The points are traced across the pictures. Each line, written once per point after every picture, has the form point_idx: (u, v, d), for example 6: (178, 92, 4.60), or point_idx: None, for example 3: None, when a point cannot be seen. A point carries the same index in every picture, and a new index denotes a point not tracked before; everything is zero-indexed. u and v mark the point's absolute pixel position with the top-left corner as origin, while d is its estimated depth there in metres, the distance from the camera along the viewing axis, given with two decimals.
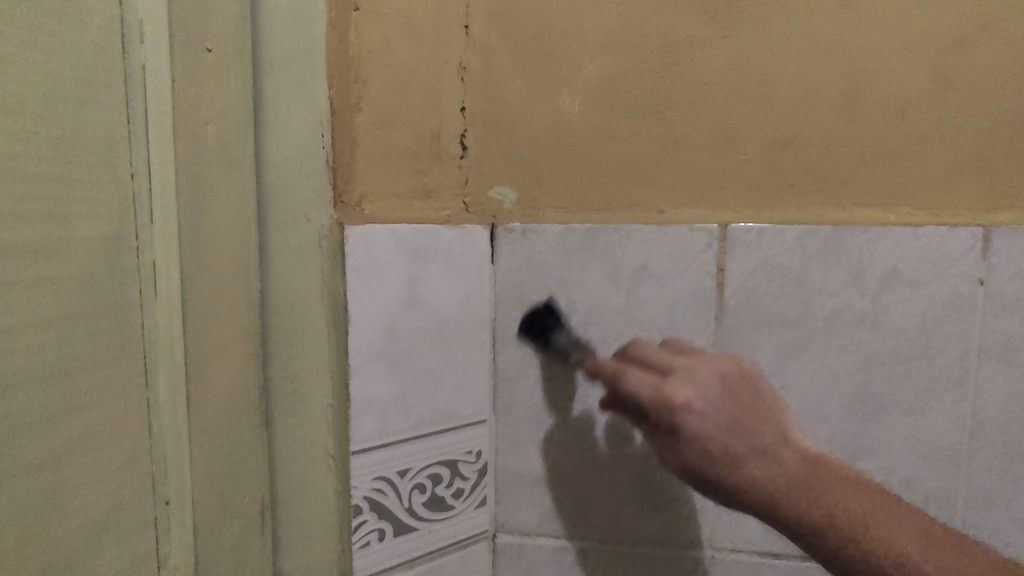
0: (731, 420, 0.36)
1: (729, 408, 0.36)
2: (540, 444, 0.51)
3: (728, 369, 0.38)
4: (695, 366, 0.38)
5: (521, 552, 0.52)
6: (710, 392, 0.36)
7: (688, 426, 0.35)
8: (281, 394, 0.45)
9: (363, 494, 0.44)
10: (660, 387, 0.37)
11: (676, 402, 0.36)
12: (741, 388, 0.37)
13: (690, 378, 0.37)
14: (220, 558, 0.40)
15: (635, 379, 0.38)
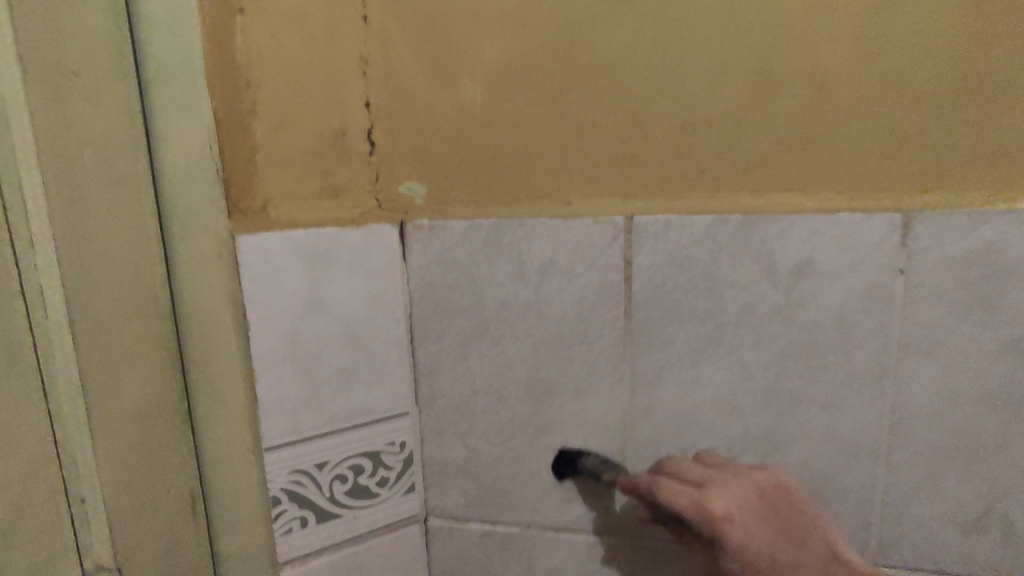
0: (776, 531, 0.40)
1: (768, 525, 0.40)
2: (463, 435, 0.52)
3: (762, 481, 0.42)
4: (730, 480, 0.41)
5: (451, 534, 0.54)
6: (745, 508, 0.40)
7: (731, 537, 0.39)
8: (203, 395, 0.47)
9: (280, 486, 0.48)
10: (701, 500, 0.39)
11: (715, 512, 0.39)
12: None
13: (737, 493, 0.40)
14: (144, 545, 0.44)
15: (668, 488, 0.41)
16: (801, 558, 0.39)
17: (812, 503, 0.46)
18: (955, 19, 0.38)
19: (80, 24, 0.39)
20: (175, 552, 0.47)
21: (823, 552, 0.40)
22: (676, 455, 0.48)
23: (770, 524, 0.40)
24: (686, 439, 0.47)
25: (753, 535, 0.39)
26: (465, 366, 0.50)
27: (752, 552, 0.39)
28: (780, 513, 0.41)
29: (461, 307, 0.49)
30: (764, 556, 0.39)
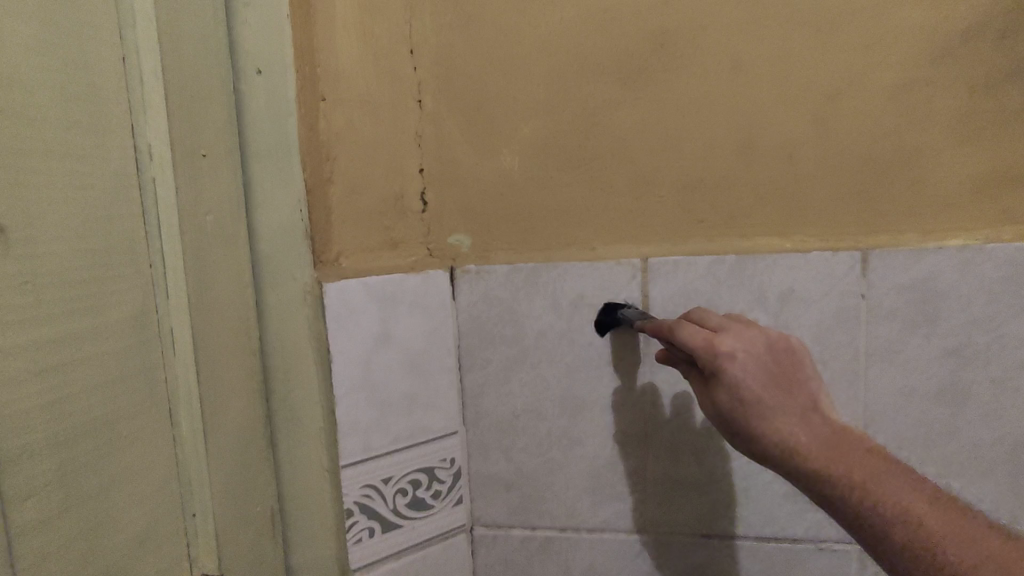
0: (767, 375, 0.40)
1: (762, 369, 0.40)
2: (505, 449, 0.60)
3: (779, 338, 0.42)
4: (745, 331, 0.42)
5: (494, 540, 0.61)
6: (756, 350, 0.41)
7: (728, 369, 0.40)
8: (284, 419, 0.54)
9: (354, 500, 0.54)
10: (713, 339, 0.41)
11: (723, 349, 0.41)
12: (776, 362, 0.41)
13: (752, 338, 0.41)
14: (242, 556, 0.51)
15: (689, 331, 0.42)
16: (798, 418, 0.39)
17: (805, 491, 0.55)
18: (889, 103, 0.51)
19: (208, 115, 0.48)
20: (260, 565, 0.53)
21: (821, 431, 0.39)
22: (691, 456, 0.57)
23: (773, 377, 0.40)
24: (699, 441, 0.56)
25: (750, 376, 0.40)
26: (508, 387, 0.59)
27: (753, 397, 0.39)
28: (784, 368, 0.41)
29: (504, 338, 0.58)
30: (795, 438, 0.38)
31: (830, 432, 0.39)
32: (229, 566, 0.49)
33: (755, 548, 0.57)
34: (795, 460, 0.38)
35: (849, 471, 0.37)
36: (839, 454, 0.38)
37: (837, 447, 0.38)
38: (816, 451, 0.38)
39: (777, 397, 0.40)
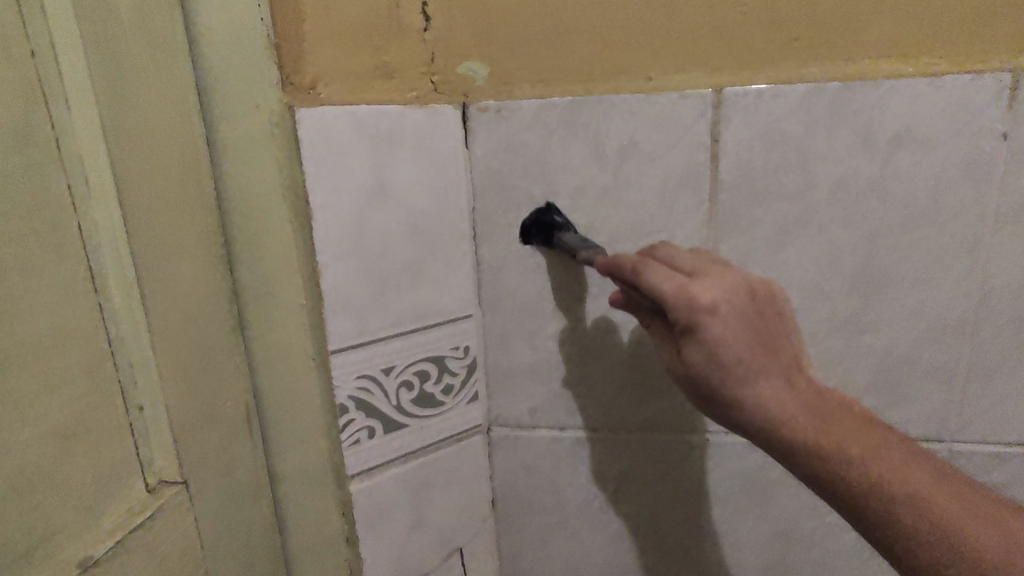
0: (751, 333, 0.32)
1: (748, 326, 0.32)
2: (532, 336, 0.50)
3: (757, 282, 0.33)
4: (723, 274, 0.34)
5: (515, 443, 0.52)
6: (736, 303, 0.32)
7: (700, 338, 0.32)
8: (254, 298, 0.43)
9: (347, 394, 0.44)
10: (686, 285, 0.32)
11: (700, 303, 0.32)
12: (767, 303, 0.33)
13: (729, 286, 0.33)
14: (211, 461, 0.40)
15: (658, 275, 0.33)
16: (767, 365, 0.32)
17: (896, 385, 0.46)
18: None
19: None
20: (235, 472, 0.43)
21: (814, 400, 0.32)
22: None
23: (755, 330, 0.32)
24: None
25: (733, 338, 0.32)
26: (535, 261, 0.48)
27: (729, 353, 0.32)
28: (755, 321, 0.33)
29: (531, 198, 0.46)
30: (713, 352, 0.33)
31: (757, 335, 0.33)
32: (192, 472, 0.39)
33: None
34: (774, 433, 0.32)
35: (846, 440, 0.31)
36: (822, 420, 0.32)
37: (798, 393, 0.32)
38: (804, 419, 0.32)
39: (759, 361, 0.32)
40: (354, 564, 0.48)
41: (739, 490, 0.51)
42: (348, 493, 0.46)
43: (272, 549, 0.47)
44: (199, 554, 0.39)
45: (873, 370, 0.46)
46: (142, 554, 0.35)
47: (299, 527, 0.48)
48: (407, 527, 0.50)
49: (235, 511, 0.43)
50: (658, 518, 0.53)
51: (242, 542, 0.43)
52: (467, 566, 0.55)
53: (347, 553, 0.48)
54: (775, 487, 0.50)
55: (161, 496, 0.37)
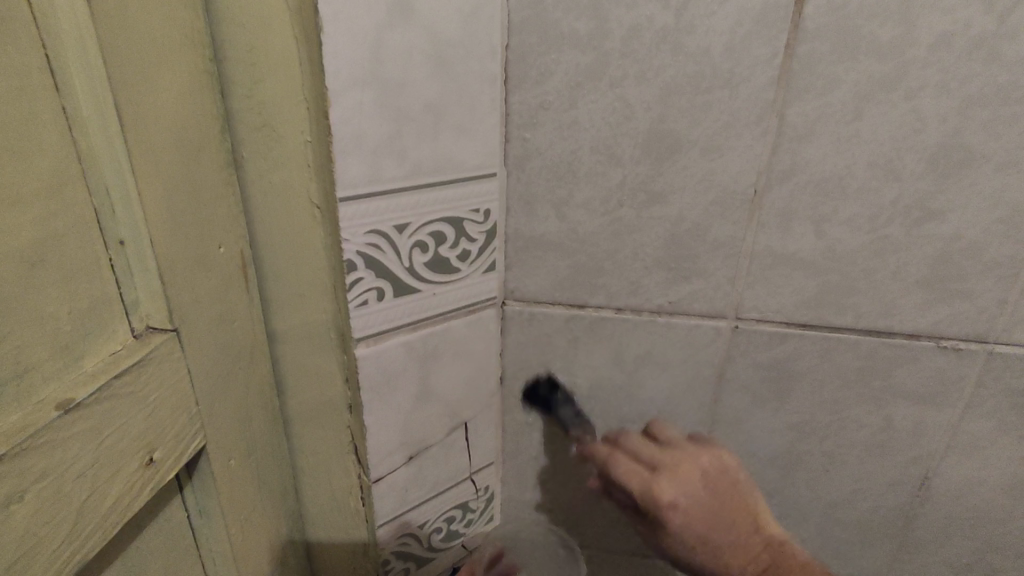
0: (710, 515, 0.43)
1: (705, 505, 0.43)
2: (560, 205, 0.45)
3: (712, 468, 0.45)
4: (681, 462, 0.45)
5: (531, 319, 0.49)
6: (693, 490, 0.43)
7: (671, 521, 0.42)
8: (250, 130, 0.37)
9: (356, 250, 0.40)
10: (650, 482, 0.43)
11: (663, 500, 0.42)
12: (718, 484, 0.44)
13: (690, 485, 0.43)
14: (204, 310, 0.36)
15: (623, 469, 0.45)
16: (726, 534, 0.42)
17: (951, 279, 0.43)
18: None
19: None
20: (230, 326, 0.39)
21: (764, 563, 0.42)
22: (809, 225, 0.43)
23: (712, 510, 0.43)
24: (825, 206, 0.42)
25: (692, 522, 0.42)
26: (572, 116, 0.42)
27: (695, 532, 0.42)
28: (710, 483, 0.44)
29: (575, 38, 0.40)
30: (636, 482, 0.44)
31: (660, 469, 0.44)
32: (183, 320, 0.34)
33: (860, 343, 0.46)
34: None
35: None
36: None
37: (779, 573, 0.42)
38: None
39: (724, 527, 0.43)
40: (357, 429, 0.46)
41: (760, 379, 0.49)
42: (354, 356, 0.43)
43: (270, 408, 0.45)
44: (195, 408, 0.36)
45: (930, 261, 0.42)
46: (133, 401, 0.31)
47: (298, 389, 0.46)
48: (413, 397, 0.47)
49: (230, 367, 0.39)
50: (673, 403, 0.51)
51: (238, 399, 0.41)
52: (471, 441, 0.53)
53: (349, 418, 0.46)
54: (798, 380, 0.48)
55: (149, 343, 0.32)
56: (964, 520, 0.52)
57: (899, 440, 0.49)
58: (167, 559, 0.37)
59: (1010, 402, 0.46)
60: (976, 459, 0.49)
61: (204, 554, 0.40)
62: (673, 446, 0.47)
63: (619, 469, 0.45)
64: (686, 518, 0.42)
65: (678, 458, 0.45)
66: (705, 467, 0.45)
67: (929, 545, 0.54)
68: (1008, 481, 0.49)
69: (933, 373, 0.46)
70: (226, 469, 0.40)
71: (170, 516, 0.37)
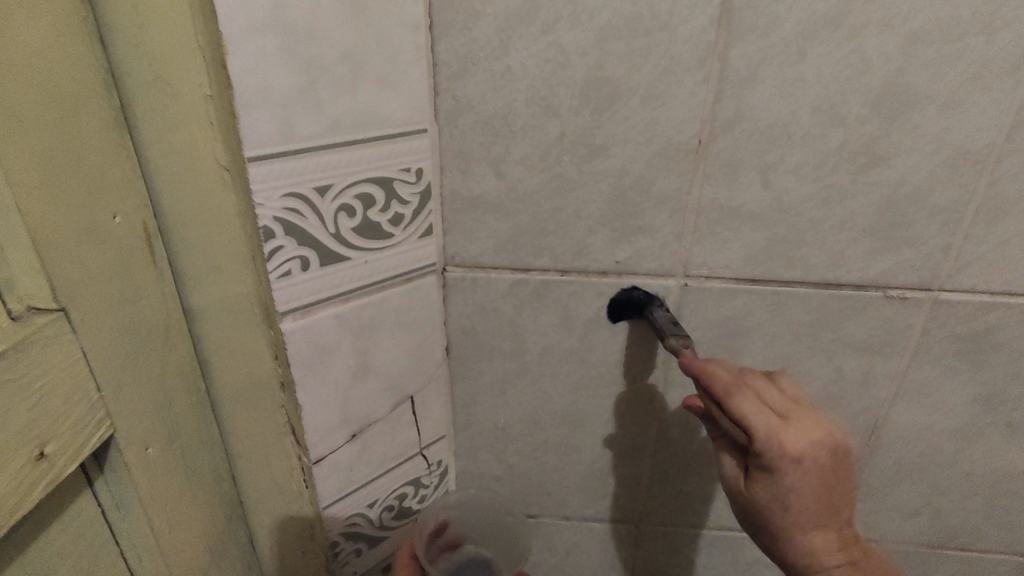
0: (822, 492, 0.38)
1: (817, 480, 0.38)
2: (498, 162, 0.42)
3: (844, 444, 0.39)
4: (810, 459, 0.37)
5: (474, 285, 0.47)
6: (817, 461, 0.37)
7: (784, 467, 0.37)
8: (141, 88, 0.33)
9: (273, 216, 0.36)
10: (778, 430, 0.37)
11: (792, 452, 0.37)
12: (840, 464, 0.39)
13: (817, 439, 0.37)
14: (100, 289, 0.32)
15: (748, 411, 0.37)
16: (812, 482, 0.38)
17: (896, 227, 0.42)
18: None
19: None
20: (137, 305, 0.35)
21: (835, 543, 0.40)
22: (755, 176, 0.41)
23: (823, 484, 0.38)
24: (772, 154, 0.40)
25: (801, 487, 0.38)
26: (505, 65, 0.39)
27: (793, 498, 0.38)
28: (830, 469, 0.38)
29: None
30: (760, 424, 0.37)
31: (783, 415, 0.38)
32: (74, 299, 0.31)
33: (808, 296, 0.45)
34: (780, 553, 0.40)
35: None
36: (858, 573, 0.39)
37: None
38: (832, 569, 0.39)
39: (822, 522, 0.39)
40: (291, 408, 0.43)
41: (711, 338, 0.48)
42: (280, 332, 0.40)
43: (195, 395, 0.41)
44: (98, 395, 0.32)
45: (877, 209, 0.42)
46: (12, 392, 0.27)
47: (225, 372, 0.42)
48: (352, 372, 0.45)
49: (140, 350, 0.36)
50: (625, 365, 0.50)
51: (153, 385, 0.37)
52: (419, 415, 0.51)
53: (284, 397, 0.43)
54: (748, 337, 0.47)
55: (31, 326, 0.28)
56: (913, 467, 0.52)
57: (848, 392, 0.49)
58: (81, 555, 0.34)
59: (955, 348, 0.46)
60: (922, 406, 0.49)
61: (127, 552, 0.37)
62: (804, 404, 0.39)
63: (742, 403, 0.37)
64: (789, 486, 0.37)
65: (804, 409, 0.39)
66: (834, 439, 0.38)
67: (880, 492, 0.54)
68: (953, 426, 0.50)
69: (880, 323, 0.46)
70: (145, 460, 0.37)
71: (80, 512, 0.34)
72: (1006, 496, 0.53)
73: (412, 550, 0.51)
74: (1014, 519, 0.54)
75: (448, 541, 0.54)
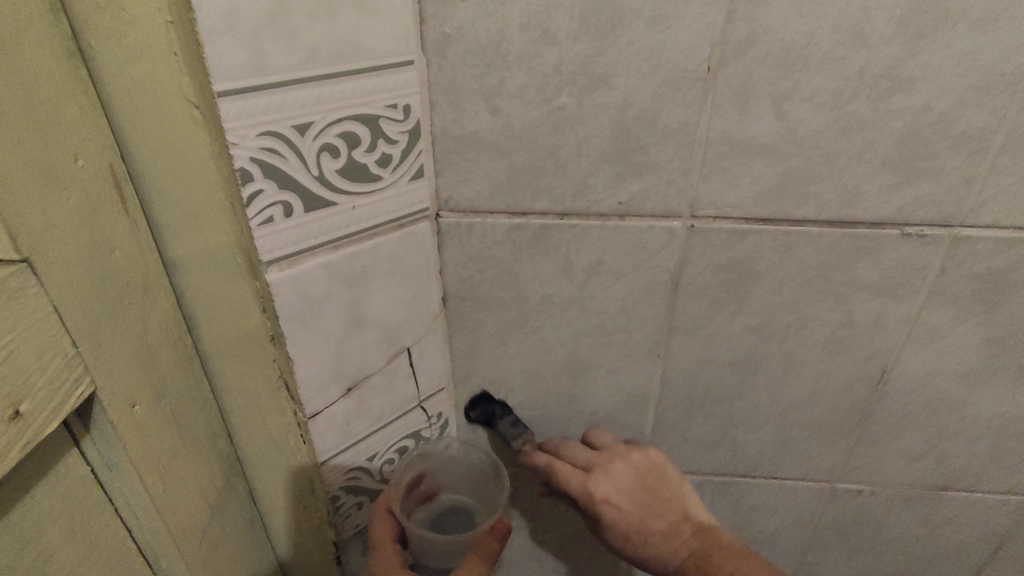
0: (643, 504, 0.48)
1: (636, 500, 0.48)
2: (492, 96, 0.39)
3: (641, 462, 0.49)
4: (612, 463, 0.49)
5: (469, 232, 0.44)
6: (621, 474, 0.48)
7: (607, 514, 0.47)
8: (91, 11, 0.29)
9: (249, 156, 0.34)
10: (587, 485, 0.48)
11: (597, 492, 0.47)
12: (648, 476, 0.49)
13: (620, 479, 0.48)
14: (65, 237, 0.30)
15: (564, 473, 0.49)
16: (658, 523, 0.47)
17: (917, 158, 0.39)
18: None
19: None
20: (112, 256, 0.33)
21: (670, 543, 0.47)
22: (767, 106, 0.38)
23: (642, 498, 0.48)
24: (787, 80, 0.37)
25: (621, 502, 0.47)
26: None
27: (625, 525, 0.47)
28: (645, 484, 0.49)
29: None
30: (574, 483, 0.48)
31: (589, 461, 0.49)
32: (37, 248, 0.28)
33: (822, 236, 0.43)
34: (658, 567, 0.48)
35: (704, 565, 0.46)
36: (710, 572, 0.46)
37: (693, 550, 0.47)
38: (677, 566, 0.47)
39: (655, 518, 0.47)
40: (284, 363, 0.42)
41: (718, 282, 0.46)
42: (267, 284, 0.38)
43: (181, 349, 0.40)
44: (72, 350, 0.31)
45: (897, 139, 0.39)
46: None
47: (211, 326, 0.40)
48: (344, 324, 0.43)
49: (116, 303, 0.34)
50: (628, 312, 0.48)
51: (134, 340, 0.35)
52: (417, 368, 0.50)
53: (274, 351, 0.41)
54: (757, 279, 0.45)
55: None
56: (921, 410, 0.51)
57: (859, 335, 0.47)
58: (73, 514, 0.33)
59: (971, 288, 0.45)
60: (934, 349, 0.48)
61: (121, 508, 0.36)
62: (615, 448, 0.51)
63: (554, 463, 0.50)
64: (610, 501, 0.47)
65: (610, 457, 0.50)
66: (637, 462, 0.49)
67: (885, 436, 0.53)
68: (965, 369, 0.49)
69: (896, 263, 0.44)
70: (132, 418, 0.35)
71: (67, 472, 0.33)
72: (1011, 438, 0.53)
73: (388, 504, 0.50)
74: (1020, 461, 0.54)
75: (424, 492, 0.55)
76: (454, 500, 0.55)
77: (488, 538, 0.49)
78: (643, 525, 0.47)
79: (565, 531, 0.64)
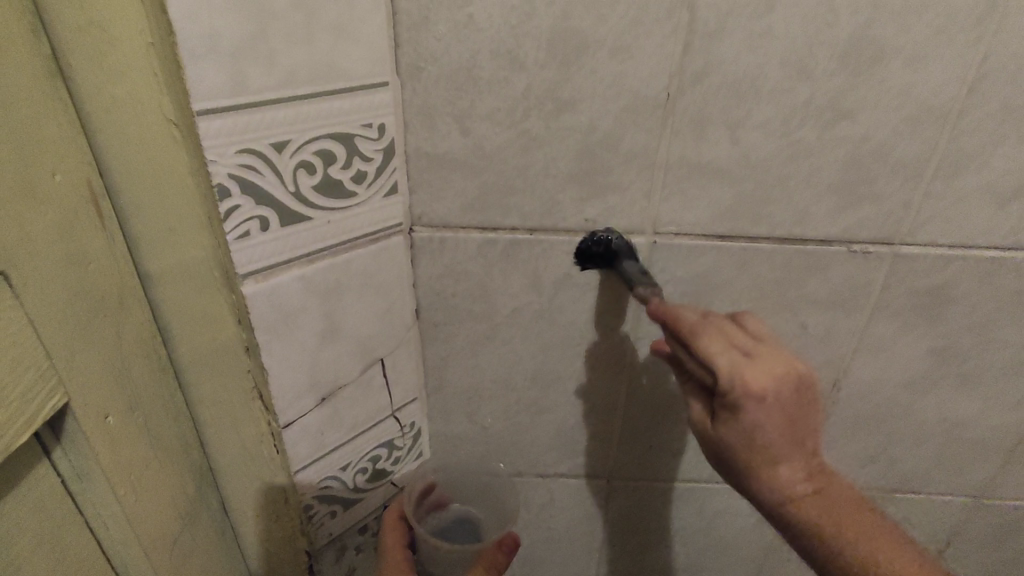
0: (785, 423, 0.38)
1: (784, 411, 0.38)
2: (464, 118, 0.41)
3: (806, 376, 0.38)
4: (771, 357, 0.38)
5: (442, 246, 0.46)
6: (782, 395, 0.37)
7: (748, 410, 0.37)
8: (71, 31, 0.30)
9: (227, 173, 0.35)
10: (742, 370, 0.37)
11: (751, 389, 0.37)
12: (805, 390, 0.38)
13: (781, 376, 0.37)
14: (40, 251, 0.30)
15: (709, 348, 0.38)
16: (787, 459, 0.39)
17: (859, 182, 0.42)
18: None
19: None
20: (89, 268, 0.34)
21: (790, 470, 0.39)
22: (723, 131, 0.41)
23: (789, 415, 0.38)
24: (740, 109, 0.40)
25: (767, 420, 0.37)
26: (468, 14, 0.37)
27: (762, 434, 0.38)
28: (794, 405, 0.38)
29: None
30: (721, 362, 0.37)
31: (742, 350, 0.38)
32: (14, 262, 0.29)
33: (775, 253, 0.46)
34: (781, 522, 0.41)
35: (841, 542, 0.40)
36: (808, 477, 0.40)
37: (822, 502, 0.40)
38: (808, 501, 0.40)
39: (785, 448, 0.39)
40: (258, 373, 0.43)
41: (680, 295, 0.48)
42: (242, 296, 0.39)
43: (156, 361, 0.40)
44: (47, 362, 0.31)
45: (842, 164, 0.42)
46: None
47: (187, 338, 0.40)
48: (318, 336, 0.44)
49: (91, 315, 0.34)
50: (595, 324, 0.50)
51: (108, 351, 0.36)
52: (390, 378, 0.51)
53: (249, 362, 0.42)
54: (717, 294, 0.48)
55: None
56: (870, 417, 0.54)
57: (811, 346, 0.50)
58: (42, 527, 0.33)
59: (913, 303, 0.48)
60: (881, 359, 0.51)
61: (91, 520, 0.37)
62: (767, 343, 0.39)
63: (704, 343, 0.38)
64: (760, 410, 0.37)
65: (770, 351, 0.39)
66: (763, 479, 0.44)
67: (838, 442, 0.56)
68: (909, 378, 0.52)
69: (843, 279, 0.47)
70: (105, 429, 0.36)
71: (38, 484, 0.33)
72: (953, 443, 0.56)
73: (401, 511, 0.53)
74: (963, 464, 0.57)
75: (434, 502, 0.56)
76: (465, 511, 0.56)
77: (494, 552, 0.49)
78: (779, 457, 0.39)
79: (535, 537, 0.65)
